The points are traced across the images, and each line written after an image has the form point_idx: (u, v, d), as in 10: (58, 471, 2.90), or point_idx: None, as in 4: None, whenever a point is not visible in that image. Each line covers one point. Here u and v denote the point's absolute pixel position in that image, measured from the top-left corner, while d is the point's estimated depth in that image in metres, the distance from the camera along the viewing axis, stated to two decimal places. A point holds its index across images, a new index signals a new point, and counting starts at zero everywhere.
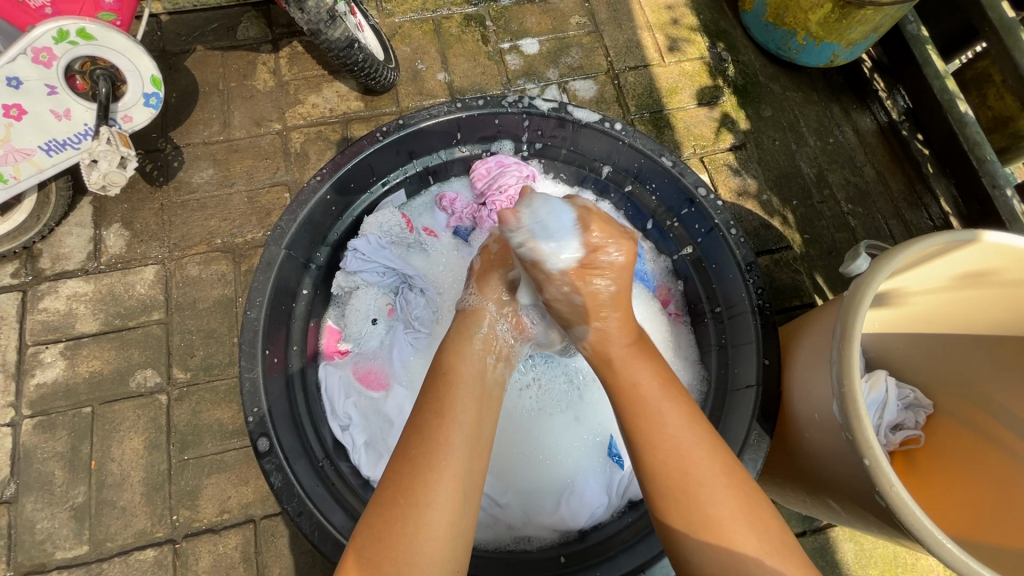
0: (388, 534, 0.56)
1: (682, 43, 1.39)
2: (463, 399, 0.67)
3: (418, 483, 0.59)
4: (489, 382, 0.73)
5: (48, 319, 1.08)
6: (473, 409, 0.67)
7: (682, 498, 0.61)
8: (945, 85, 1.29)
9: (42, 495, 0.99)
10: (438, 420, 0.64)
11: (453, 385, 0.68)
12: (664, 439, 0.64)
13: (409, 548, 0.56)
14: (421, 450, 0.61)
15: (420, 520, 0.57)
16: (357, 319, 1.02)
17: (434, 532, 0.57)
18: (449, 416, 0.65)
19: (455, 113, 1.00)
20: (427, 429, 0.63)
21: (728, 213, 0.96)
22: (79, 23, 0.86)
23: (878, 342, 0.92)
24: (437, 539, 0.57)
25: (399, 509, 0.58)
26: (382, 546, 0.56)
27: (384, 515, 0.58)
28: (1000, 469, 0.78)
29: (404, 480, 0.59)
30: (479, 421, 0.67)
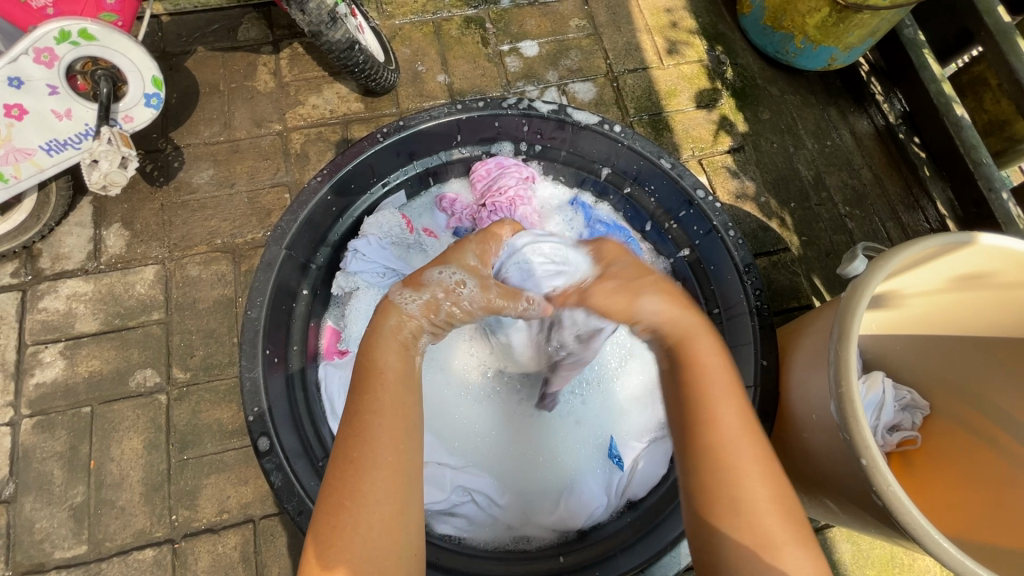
0: (339, 536, 0.55)
1: (681, 46, 1.40)
2: (390, 387, 0.63)
3: (353, 483, 0.57)
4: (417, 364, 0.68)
5: (48, 319, 1.08)
6: (402, 394, 0.63)
7: (719, 496, 0.58)
8: (942, 88, 1.30)
9: (41, 494, 0.99)
10: (369, 415, 0.60)
11: (383, 373, 0.64)
12: (712, 432, 0.60)
13: (358, 546, 0.54)
14: (356, 448, 0.58)
15: (365, 520, 0.55)
16: (357, 320, 1.03)
17: (379, 529, 0.56)
18: (382, 410, 0.61)
19: (455, 115, 1.01)
20: (358, 425, 0.60)
21: (726, 215, 0.97)
22: (81, 23, 0.86)
23: (876, 343, 0.92)
24: (387, 534, 0.56)
25: (345, 510, 0.56)
26: (334, 547, 0.55)
27: (330, 517, 0.56)
28: (997, 469, 0.79)
29: (345, 479, 0.57)
30: (409, 405, 0.63)
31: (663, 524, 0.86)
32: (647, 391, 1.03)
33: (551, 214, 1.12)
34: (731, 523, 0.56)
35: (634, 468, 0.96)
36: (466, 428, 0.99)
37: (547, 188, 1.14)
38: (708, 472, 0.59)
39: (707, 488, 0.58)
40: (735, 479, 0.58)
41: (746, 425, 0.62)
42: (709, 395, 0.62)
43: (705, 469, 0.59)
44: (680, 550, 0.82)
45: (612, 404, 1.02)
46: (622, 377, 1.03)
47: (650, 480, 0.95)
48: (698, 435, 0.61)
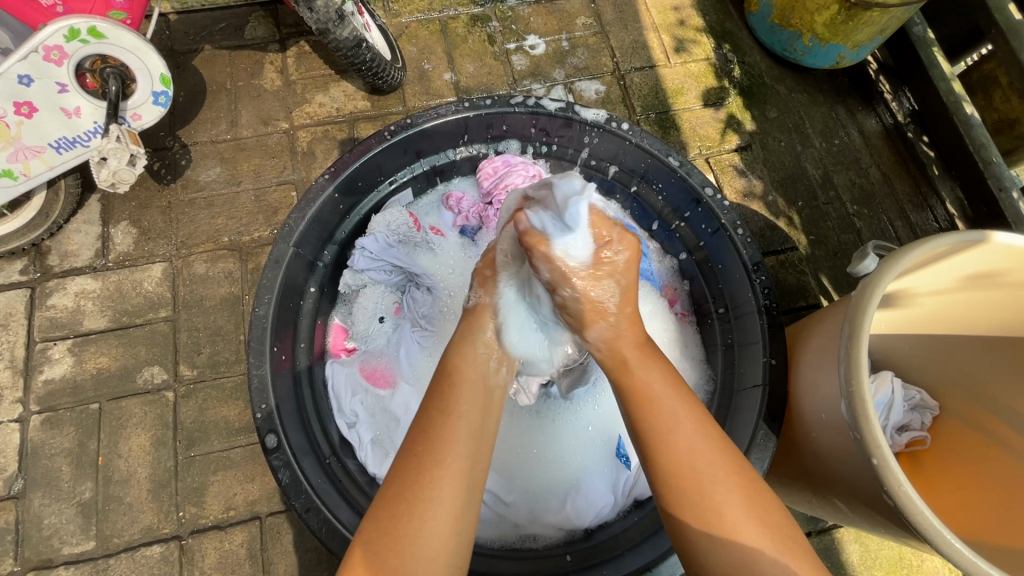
0: (394, 531, 0.57)
1: (689, 44, 1.39)
2: (470, 396, 0.67)
3: (423, 480, 0.59)
4: (494, 384, 0.71)
5: (56, 316, 1.08)
6: (478, 411, 0.66)
7: (691, 498, 0.60)
8: (951, 86, 1.28)
9: (49, 491, 0.99)
10: (444, 418, 0.64)
11: (461, 385, 0.68)
12: (669, 441, 0.62)
13: (413, 543, 0.56)
14: (429, 444, 0.61)
15: (425, 515, 0.57)
16: (364, 317, 1.04)
17: (437, 529, 0.57)
18: (455, 415, 0.64)
19: (463, 113, 1.00)
20: (433, 427, 0.63)
21: (735, 213, 0.96)
22: (90, 21, 0.86)
23: (884, 343, 0.92)
24: (442, 537, 0.57)
25: (406, 502, 0.58)
26: (388, 530, 0.57)
27: (389, 510, 0.58)
28: (1006, 470, 0.78)
29: (412, 476, 0.59)
30: (484, 420, 0.66)
31: None
32: None
33: None
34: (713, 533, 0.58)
35: (641, 467, 0.95)
36: None
37: None
38: (677, 480, 0.61)
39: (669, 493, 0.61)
40: (701, 483, 0.60)
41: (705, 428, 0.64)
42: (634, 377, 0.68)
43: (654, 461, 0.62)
44: None
45: (620, 403, 1.02)
46: None
47: None
48: (655, 440, 0.63)
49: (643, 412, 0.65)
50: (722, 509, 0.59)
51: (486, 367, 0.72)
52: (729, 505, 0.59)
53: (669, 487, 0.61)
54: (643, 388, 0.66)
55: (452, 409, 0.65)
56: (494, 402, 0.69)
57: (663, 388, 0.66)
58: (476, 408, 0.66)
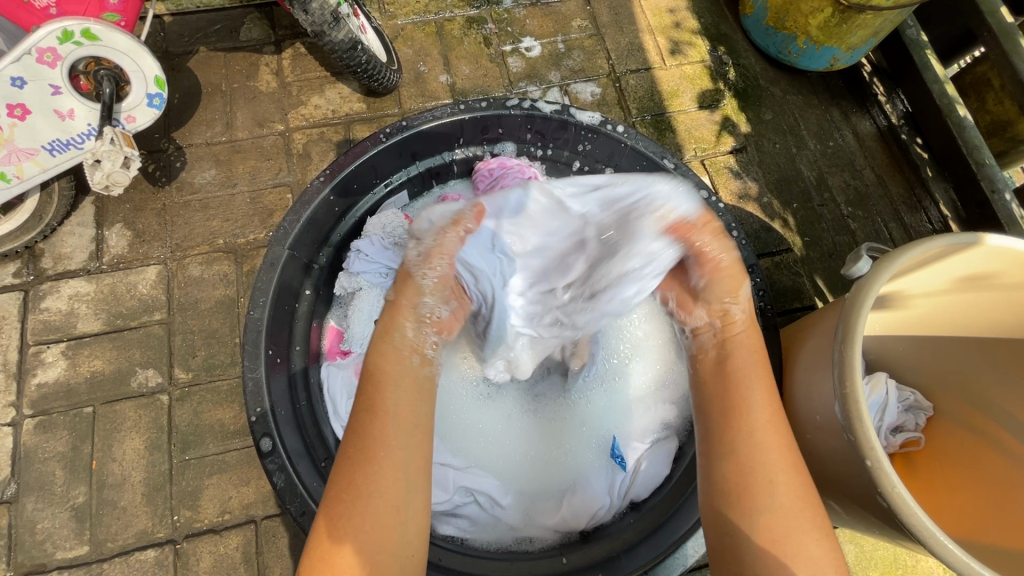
0: (334, 530, 0.56)
1: (684, 46, 1.39)
2: (396, 389, 0.63)
3: (361, 478, 0.57)
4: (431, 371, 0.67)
5: (50, 319, 1.08)
6: (412, 400, 0.63)
7: (743, 486, 0.58)
8: (945, 90, 1.30)
9: (42, 495, 0.99)
10: (372, 413, 0.61)
11: (388, 376, 0.63)
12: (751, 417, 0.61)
13: (354, 540, 0.55)
14: (361, 443, 0.59)
15: (365, 511, 0.56)
16: (360, 320, 1.03)
17: (380, 530, 0.56)
18: (382, 410, 0.61)
19: (459, 115, 1.01)
20: (360, 424, 0.60)
21: (730, 215, 0.97)
22: (84, 23, 0.86)
23: (878, 344, 0.92)
24: (387, 534, 0.56)
25: (345, 503, 0.57)
26: (331, 529, 0.56)
27: (331, 513, 0.57)
28: (999, 470, 0.78)
29: (349, 471, 0.58)
30: (416, 408, 0.62)
31: (670, 522, 0.87)
32: (651, 391, 1.02)
33: None
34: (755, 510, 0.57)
35: (637, 469, 0.95)
36: (469, 428, 0.99)
37: None
38: (736, 437, 0.60)
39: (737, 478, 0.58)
40: (767, 457, 0.59)
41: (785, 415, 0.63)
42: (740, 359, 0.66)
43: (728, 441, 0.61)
44: (685, 550, 0.83)
45: (615, 404, 1.02)
46: (626, 377, 1.03)
47: (652, 482, 0.95)
48: (737, 412, 0.62)
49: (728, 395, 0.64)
50: (784, 484, 0.57)
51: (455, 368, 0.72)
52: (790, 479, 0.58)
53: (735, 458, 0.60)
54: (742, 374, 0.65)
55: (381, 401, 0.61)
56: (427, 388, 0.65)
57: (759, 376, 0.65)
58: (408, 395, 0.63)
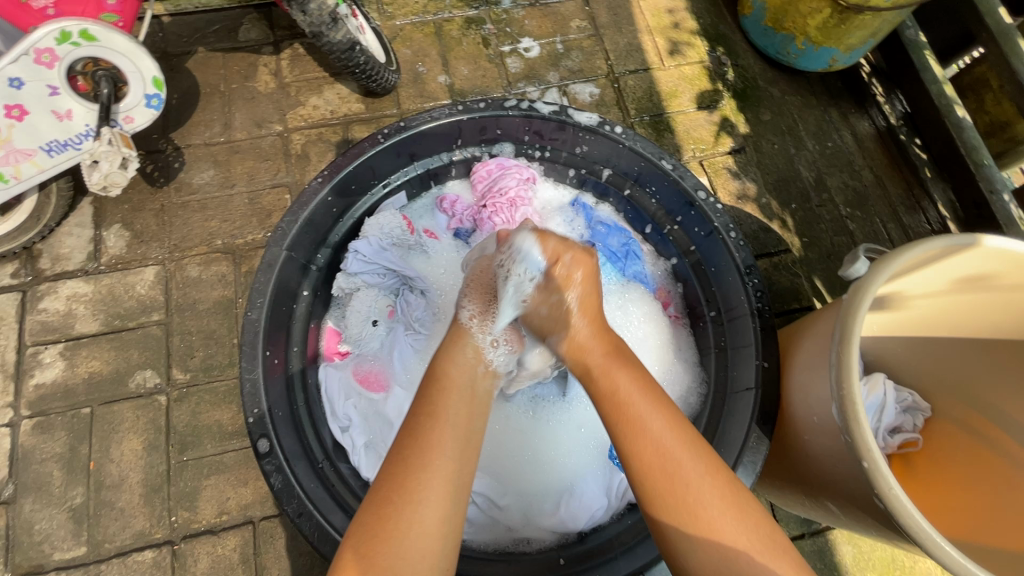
0: (380, 530, 0.57)
1: (683, 46, 1.40)
2: (457, 401, 0.70)
3: (411, 484, 0.60)
4: (481, 389, 0.74)
5: (48, 320, 1.08)
6: (465, 415, 0.69)
7: (669, 492, 0.62)
8: (943, 90, 1.30)
9: (40, 496, 0.99)
10: (432, 421, 0.66)
11: (449, 389, 0.70)
12: (641, 423, 0.66)
13: (400, 539, 0.57)
14: (417, 448, 0.63)
15: (416, 517, 0.58)
16: (357, 320, 1.02)
17: (426, 530, 0.58)
18: (443, 418, 0.66)
19: (456, 116, 1.00)
20: (421, 430, 0.65)
21: (728, 216, 0.97)
22: (82, 23, 0.86)
23: (876, 345, 0.92)
24: (431, 537, 0.58)
25: (393, 505, 0.59)
26: (376, 528, 0.57)
27: (378, 514, 0.58)
28: (997, 471, 0.78)
29: (402, 478, 0.60)
30: (472, 422, 0.69)
31: None
32: None
33: (552, 215, 1.13)
34: (676, 508, 0.61)
35: None
36: None
37: (548, 189, 1.14)
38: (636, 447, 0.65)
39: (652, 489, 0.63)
40: (672, 460, 0.64)
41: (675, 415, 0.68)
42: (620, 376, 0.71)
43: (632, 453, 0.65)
44: None
45: None
46: None
47: None
48: (628, 421, 0.67)
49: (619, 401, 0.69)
50: (688, 477, 0.63)
51: (475, 373, 0.75)
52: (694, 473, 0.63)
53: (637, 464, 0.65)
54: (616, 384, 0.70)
55: (440, 414, 0.67)
56: (480, 403, 0.73)
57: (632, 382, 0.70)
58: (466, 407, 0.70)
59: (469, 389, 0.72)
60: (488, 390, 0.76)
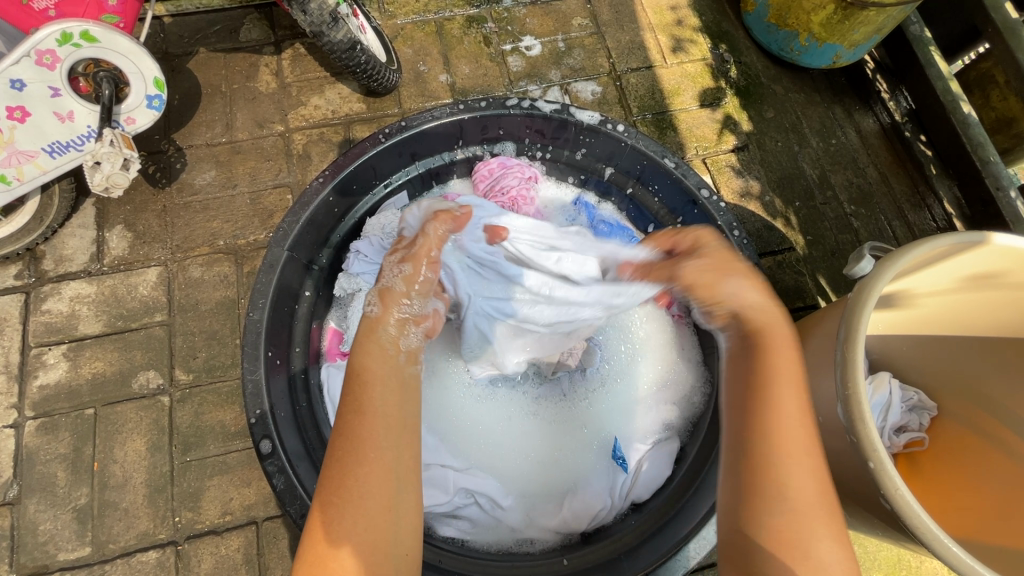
0: (327, 527, 0.57)
1: (686, 43, 1.39)
2: (383, 389, 0.65)
3: (349, 480, 0.58)
4: (408, 372, 0.69)
5: (52, 321, 1.08)
6: (396, 402, 0.64)
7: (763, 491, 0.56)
8: (948, 86, 1.28)
9: (45, 496, 0.99)
10: (358, 416, 0.62)
11: (369, 379, 0.65)
12: (777, 419, 0.58)
13: (350, 537, 0.56)
14: (346, 445, 0.60)
15: (356, 515, 0.57)
16: (360, 321, 1.02)
17: (373, 526, 0.57)
18: (370, 412, 0.62)
19: (458, 115, 1.00)
20: (349, 428, 0.61)
21: (732, 214, 0.96)
22: (84, 24, 0.86)
23: (881, 344, 0.91)
24: (381, 530, 0.57)
25: (334, 506, 0.57)
26: (323, 527, 0.57)
27: (323, 514, 0.58)
28: (1004, 471, 0.78)
29: (337, 478, 0.58)
30: (403, 405, 0.65)
31: (672, 524, 0.86)
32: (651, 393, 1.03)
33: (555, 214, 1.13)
34: (771, 507, 0.55)
35: (638, 470, 0.95)
36: (469, 428, 0.99)
37: (550, 189, 1.14)
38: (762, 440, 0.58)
39: (755, 487, 0.57)
40: (793, 460, 0.57)
41: (810, 417, 0.60)
42: (781, 356, 0.62)
43: (755, 447, 0.58)
44: (685, 552, 0.81)
45: (616, 405, 1.01)
46: (626, 377, 1.03)
47: (654, 483, 0.94)
48: (768, 410, 0.59)
49: (749, 392, 0.61)
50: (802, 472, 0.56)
51: None
52: (807, 487, 0.56)
53: (750, 468, 0.57)
54: (779, 376, 0.61)
55: (365, 401, 0.63)
56: (409, 385, 0.68)
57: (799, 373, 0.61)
58: (386, 391, 0.65)
59: (395, 377, 0.67)
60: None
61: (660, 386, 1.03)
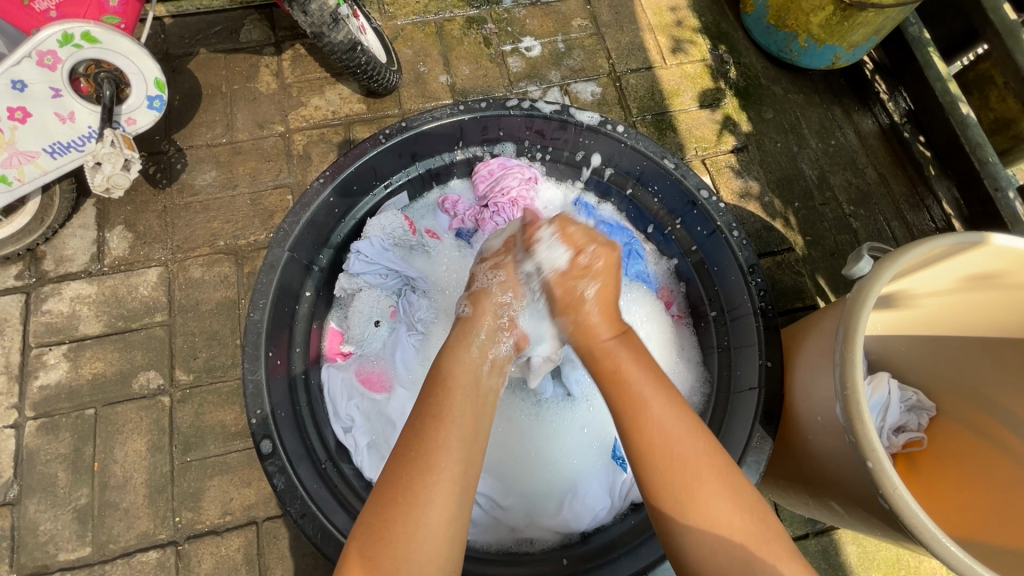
0: (390, 529, 0.57)
1: (685, 45, 1.39)
2: (462, 401, 0.67)
3: (418, 485, 0.60)
4: (486, 386, 0.72)
5: (52, 321, 1.08)
6: (471, 417, 0.66)
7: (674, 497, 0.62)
8: (947, 87, 1.28)
9: (45, 496, 0.99)
10: (437, 423, 0.64)
11: (452, 388, 0.68)
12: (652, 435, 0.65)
13: (404, 544, 0.57)
14: (424, 450, 0.62)
15: (421, 521, 0.58)
16: (359, 321, 1.02)
17: (433, 533, 0.58)
18: (448, 420, 0.65)
19: (458, 116, 1.00)
20: (427, 433, 0.63)
21: (731, 215, 0.96)
22: (84, 26, 0.86)
23: (880, 343, 0.92)
24: (439, 539, 0.58)
25: (399, 507, 0.58)
26: (379, 531, 0.58)
27: (384, 516, 0.58)
28: (1002, 471, 0.78)
29: (406, 481, 0.60)
30: (478, 421, 0.67)
31: None
32: None
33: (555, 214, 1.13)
34: (692, 516, 0.61)
35: None
36: None
37: (550, 189, 1.14)
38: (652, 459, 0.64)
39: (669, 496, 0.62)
40: (684, 467, 0.63)
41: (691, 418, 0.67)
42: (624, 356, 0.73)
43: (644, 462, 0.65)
44: None
45: None
46: None
47: None
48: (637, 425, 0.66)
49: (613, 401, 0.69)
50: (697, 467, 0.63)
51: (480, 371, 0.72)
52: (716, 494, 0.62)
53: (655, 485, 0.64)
54: (636, 389, 0.68)
55: (446, 412, 0.65)
56: (487, 404, 0.70)
57: (647, 380, 0.69)
58: (468, 402, 0.68)
59: (474, 389, 0.69)
60: (493, 388, 0.73)
61: None
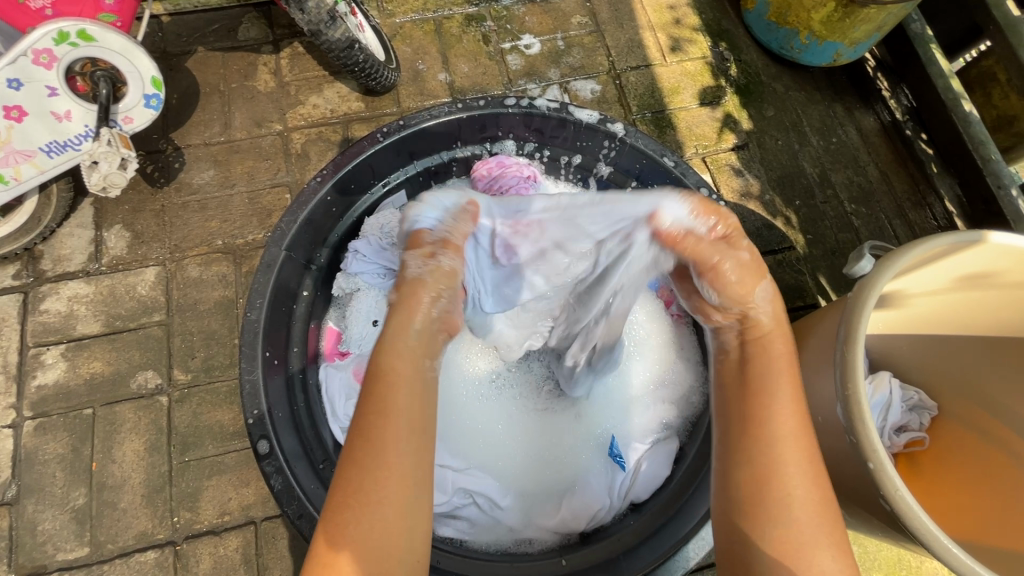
0: (343, 531, 0.55)
1: (685, 43, 1.38)
2: (408, 392, 0.62)
3: (369, 482, 0.56)
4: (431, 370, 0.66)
5: (49, 321, 1.08)
6: (418, 402, 0.62)
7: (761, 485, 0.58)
8: (950, 84, 1.27)
9: (43, 497, 0.99)
10: (381, 417, 0.59)
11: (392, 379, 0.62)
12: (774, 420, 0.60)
13: (361, 545, 0.54)
14: (370, 446, 0.58)
15: (374, 520, 0.55)
16: (358, 321, 1.03)
17: (390, 529, 0.56)
18: (393, 412, 0.60)
19: (456, 114, 1.00)
20: (370, 427, 0.59)
21: (731, 214, 0.95)
22: (79, 24, 0.85)
23: (881, 343, 0.90)
24: (395, 534, 0.56)
25: (351, 510, 0.56)
26: (336, 533, 0.55)
27: (337, 515, 0.56)
28: (1005, 471, 0.77)
29: (355, 482, 0.56)
30: (425, 408, 0.62)
31: (671, 523, 0.85)
32: (650, 390, 1.02)
33: None
34: (776, 514, 0.56)
35: (637, 470, 0.94)
36: (472, 427, 0.99)
37: (549, 188, 1.14)
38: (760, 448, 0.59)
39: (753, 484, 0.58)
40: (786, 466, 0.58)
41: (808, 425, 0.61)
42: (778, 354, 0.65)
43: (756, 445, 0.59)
44: (685, 552, 0.82)
45: (615, 404, 1.01)
46: (627, 373, 1.03)
47: (653, 483, 0.93)
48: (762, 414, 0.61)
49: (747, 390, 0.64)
50: (791, 495, 0.57)
51: None
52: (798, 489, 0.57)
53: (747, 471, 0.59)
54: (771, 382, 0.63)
55: (387, 404, 0.60)
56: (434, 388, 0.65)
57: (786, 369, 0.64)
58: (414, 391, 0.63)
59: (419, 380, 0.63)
60: None
61: (659, 384, 1.03)
